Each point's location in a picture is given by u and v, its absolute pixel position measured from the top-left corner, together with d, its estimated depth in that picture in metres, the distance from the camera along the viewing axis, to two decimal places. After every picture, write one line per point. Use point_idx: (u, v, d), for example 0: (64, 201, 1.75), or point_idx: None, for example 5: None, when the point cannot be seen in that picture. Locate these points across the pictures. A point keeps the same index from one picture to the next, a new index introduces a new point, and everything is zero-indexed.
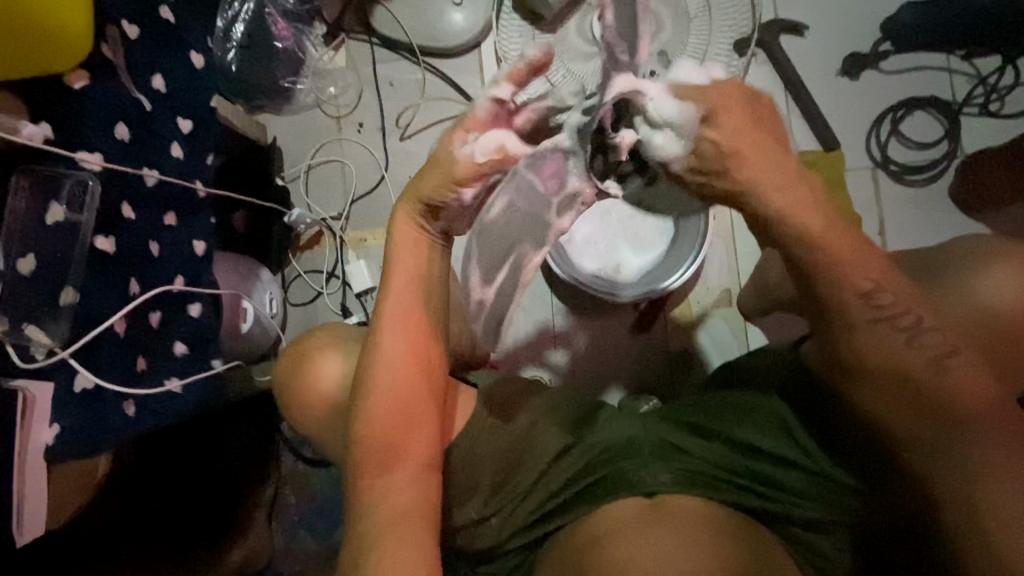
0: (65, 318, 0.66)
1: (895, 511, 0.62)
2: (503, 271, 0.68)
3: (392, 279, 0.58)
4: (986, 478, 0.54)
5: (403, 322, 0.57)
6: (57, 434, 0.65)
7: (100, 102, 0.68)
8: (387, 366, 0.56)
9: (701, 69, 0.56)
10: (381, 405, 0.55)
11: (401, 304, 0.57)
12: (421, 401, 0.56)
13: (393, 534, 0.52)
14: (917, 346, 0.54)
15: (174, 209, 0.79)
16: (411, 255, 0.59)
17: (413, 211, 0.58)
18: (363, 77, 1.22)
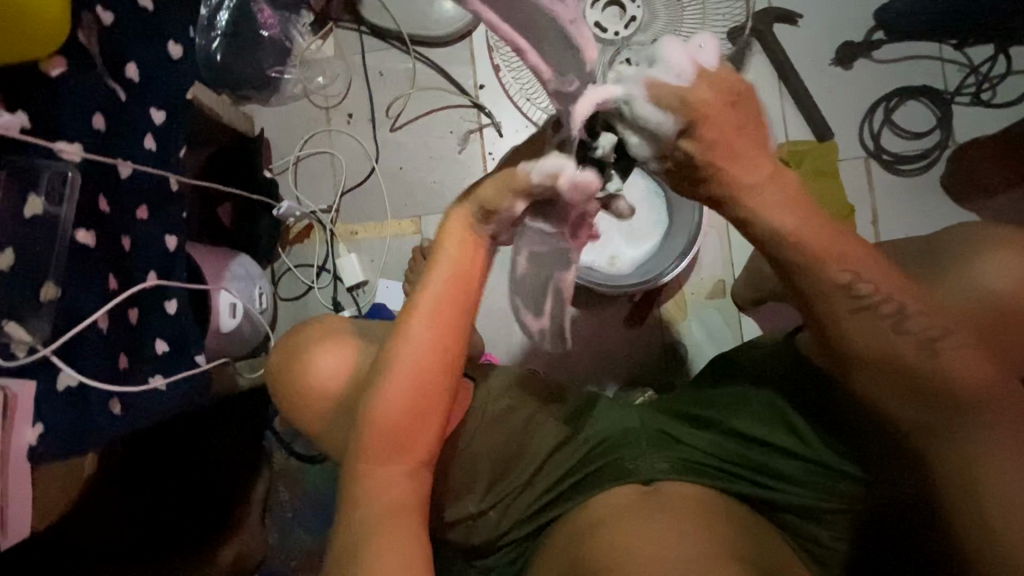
0: (47, 316, 0.64)
1: (897, 505, 0.61)
2: (550, 299, 0.70)
3: (433, 273, 0.54)
4: (989, 462, 0.53)
5: (433, 320, 0.53)
6: (41, 434, 0.62)
7: (79, 91, 0.65)
8: (407, 363, 0.52)
9: (683, 52, 0.46)
10: (390, 400, 0.52)
11: (427, 298, 0.53)
12: (433, 400, 0.53)
13: (385, 530, 0.50)
14: (904, 329, 0.53)
15: (146, 202, 0.76)
16: (457, 253, 0.54)
17: (469, 206, 0.54)
18: (352, 67, 1.19)
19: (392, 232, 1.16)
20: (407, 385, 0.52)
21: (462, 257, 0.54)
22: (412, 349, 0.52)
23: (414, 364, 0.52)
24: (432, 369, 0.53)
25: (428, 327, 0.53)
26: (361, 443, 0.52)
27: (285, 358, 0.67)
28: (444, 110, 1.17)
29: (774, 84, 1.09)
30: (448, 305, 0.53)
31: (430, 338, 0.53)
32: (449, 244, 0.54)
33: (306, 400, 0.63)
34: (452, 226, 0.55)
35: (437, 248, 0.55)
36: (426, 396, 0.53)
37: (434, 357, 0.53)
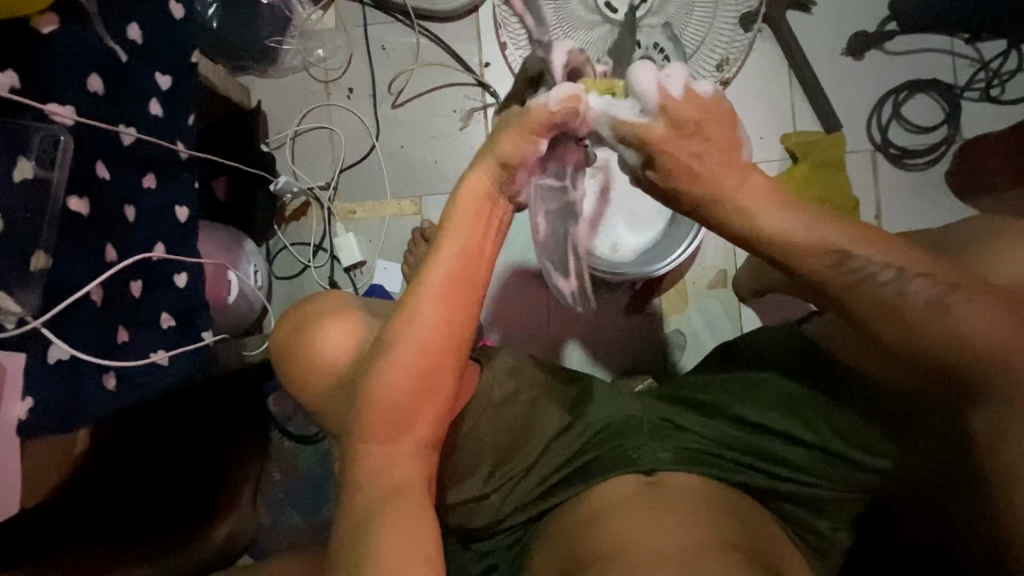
0: (36, 286, 0.61)
1: (923, 481, 0.61)
2: (571, 259, 0.77)
3: (444, 243, 0.53)
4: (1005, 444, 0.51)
5: (443, 293, 0.52)
6: (30, 408, 0.61)
7: (73, 49, 0.62)
8: (414, 338, 0.51)
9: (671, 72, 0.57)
10: (397, 376, 0.51)
11: (442, 268, 0.52)
12: (441, 376, 0.52)
13: (389, 507, 0.50)
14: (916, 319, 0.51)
15: (153, 170, 0.74)
16: (473, 222, 0.53)
17: (490, 170, 0.54)
18: (353, 40, 1.16)
19: (392, 212, 1.14)
20: (415, 363, 0.51)
21: (475, 226, 0.53)
22: (421, 324, 0.51)
23: (425, 340, 0.51)
24: (441, 345, 0.51)
25: (435, 301, 0.51)
26: (364, 419, 0.51)
27: (291, 330, 0.66)
28: (447, 88, 1.14)
29: (783, 72, 1.07)
30: (460, 278, 0.52)
31: (440, 314, 0.51)
32: (463, 211, 0.53)
33: (309, 375, 0.62)
34: (470, 192, 0.54)
35: (450, 218, 0.54)
36: (436, 372, 0.51)
37: (444, 332, 0.51)
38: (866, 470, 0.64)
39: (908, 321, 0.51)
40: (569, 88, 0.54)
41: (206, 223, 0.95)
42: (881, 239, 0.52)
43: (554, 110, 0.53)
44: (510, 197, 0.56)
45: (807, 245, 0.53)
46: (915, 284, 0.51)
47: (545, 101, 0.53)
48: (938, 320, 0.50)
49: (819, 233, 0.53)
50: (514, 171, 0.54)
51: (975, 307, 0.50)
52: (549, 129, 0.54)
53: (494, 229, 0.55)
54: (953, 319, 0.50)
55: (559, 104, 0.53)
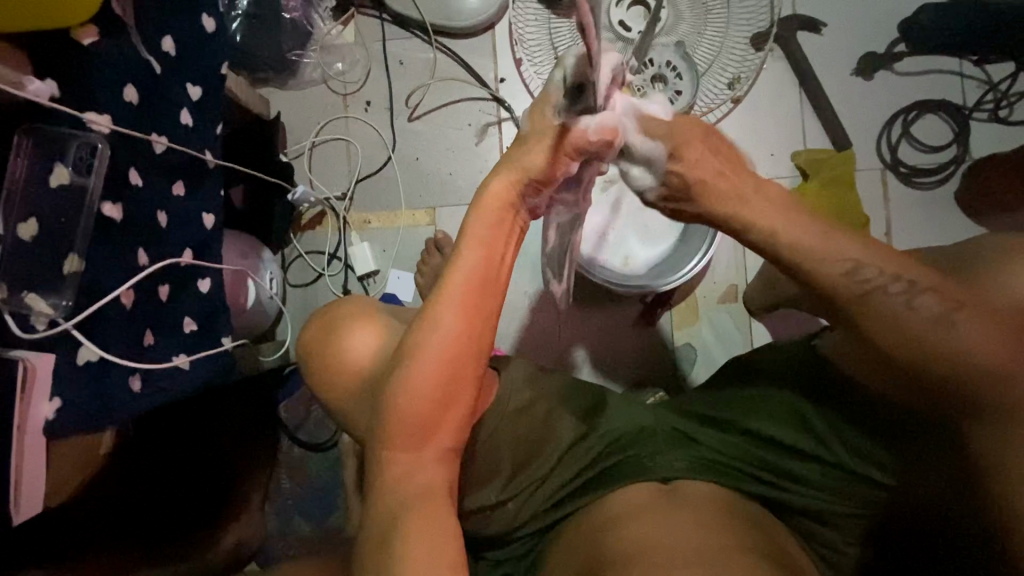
0: (69, 290, 0.62)
1: (926, 508, 0.60)
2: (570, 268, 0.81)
3: (464, 250, 0.54)
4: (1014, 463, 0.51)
5: (463, 301, 0.52)
6: (58, 409, 0.61)
7: (112, 61, 0.64)
8: (434, 346, 0.52)
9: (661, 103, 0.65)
10: (420, 381, 0.51)
11: (465, 276, 0.53)
12: (462, 382, 0.53)
13: (413, 510, 0.51)
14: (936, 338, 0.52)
15: (182, 177, 0.76)
16: (493, 230, 0.54)
17: (515, 181, 0.55)
18: (373, 54, 1.18)
19: (406, 222, 1.15)
20: (437, 369, 0.52)
21: (496, 232, 0.54)
22: (444, 332, 0.52)
23: (447, 347, 0.52)
24: (462, 351, 0.52)
25: (455, 309, 0.52)
26: (388, 424, 0.52)
27: (318, 334, 0.67)
28: (462, 102, 1.16)
29: (793, 91, 1.09)
30: (480, 285, 0.53)
31: (461, 322, 0.52)
32: (482, 218, 0.54)
33: (334, 379, 0.63)
34: (492, 201, 0.55)
35: (467, 225, 0.55)
36: (457, 378, 0.52)
37: (465, 338, 0.52)
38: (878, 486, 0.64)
39: (918, 333, 0.52)
40: (611, 117, 0.57)
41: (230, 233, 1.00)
42: (895, 254, 0.53)
43: (590, 134, 0.55)
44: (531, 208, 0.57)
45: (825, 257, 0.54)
46: (924, 299, 0.52)
47: (584, 124, 0.55)
48: (941, 332, 0.52)
49: (833, 247, 0.54)
50: (540, 183, 0.56)
51: (983, 322, 0.51)
52: (578, 153, 0.57)
53: (515, 236, 0.56)
54: (957, 333, 0.51)
55: (597, 130, 0.56)
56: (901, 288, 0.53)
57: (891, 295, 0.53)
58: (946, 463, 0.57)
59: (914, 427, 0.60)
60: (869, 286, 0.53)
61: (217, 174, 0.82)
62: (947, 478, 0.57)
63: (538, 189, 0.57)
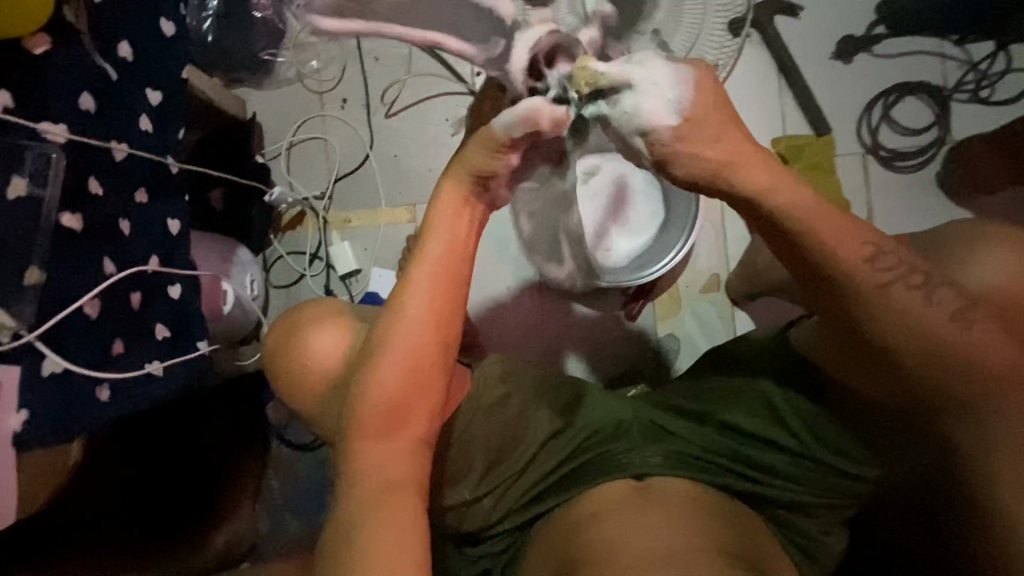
0: (30, 300, 0.62)
1: (907, 484, 0.63)
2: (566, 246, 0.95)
3: (426, 246, 0.53)
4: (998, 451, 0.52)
5: (430, 297, 0.52)
6: (26, 420, 0.62)
7: (66, 69, 0.64)
8: (404, 344, 0.52)
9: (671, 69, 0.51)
10: (387, 376, 0.52)
11: (430, 273, 0.52)
12: (431, 377, 0.52)
13: (380, 506, 0.50)
14: (907, 322, 0.52)
15: (145, 185, 0.75)
16: (451, 221, 0.53)
17: (460, 175, 0.53)
18: (347, 51, 1.17)
19: (386, 220, 1.15)
20: (406, 365, 0.52)
21: (455, 227, 0.53)
22: (410, 326, 0.52)
23: (415, 344, 0.52)
24: (430, 346, 0.52)
25: (423, 303, 0.52)
26: (358, 420, 0.52)
27: (284, 335, 0.67)
28: (440, 97, 1.15)
29: (772, 77, 1.08)
30: (446, 282, 0.53)
31: (427, 317, 0.52)
32: (441, 215, 0.53)
33: (299, 378, 0.63)
34: (446, 198, 0.53)
35: (428, 219, 0.54)
36: (423, 372, 0.52)
37: (432, 332, 0.52)
38: (850, 475, 0.64)
39: (892, 325, 0.52)
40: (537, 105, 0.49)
41: (198, 234, 0.97)
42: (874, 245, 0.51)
43: (514, 137, 0.50)
44: (489, 203, 0.55)
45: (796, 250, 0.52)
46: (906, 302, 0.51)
47: (504, 123, 0.49)
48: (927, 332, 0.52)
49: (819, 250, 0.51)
50: (488, 179, 0.53)
51: (955, 319, 0.51)
52: (515, 147, 0.51)
53: (473, 229, 0.54)
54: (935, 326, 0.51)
55: (521, 126, 0.49)
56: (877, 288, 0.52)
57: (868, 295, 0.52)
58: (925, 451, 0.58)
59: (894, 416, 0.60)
60: (863, 287, 0.52)
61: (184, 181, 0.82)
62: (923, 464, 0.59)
63: (487, 184, 0.53)
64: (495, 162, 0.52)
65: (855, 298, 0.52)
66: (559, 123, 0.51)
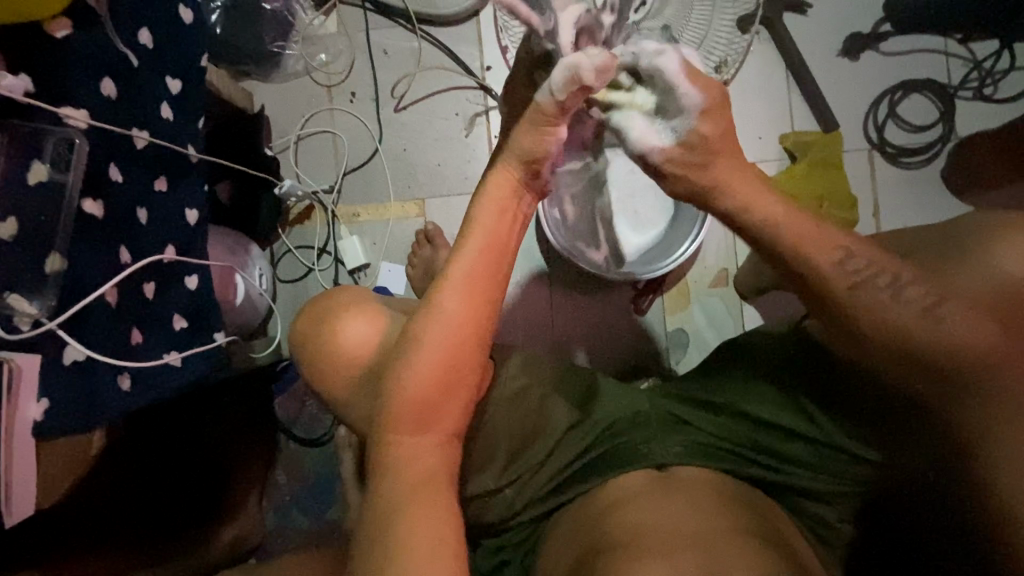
0: (52, 289, 0.61)
1: (902, 482, 0.62)
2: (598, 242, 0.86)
3: (467, 239, 0.53)
4: (998, 433, 0.52)
5: (466, 293, 0.52)
6: (46, 410, 0.61)
7: (86, 54, 0.63)
8: (438, 337, 0.51)
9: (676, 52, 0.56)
10: (416, 371, 0.51)
11: (470, 269, 0.52)
12: (462, 373, 0.52)
13: (415, 499, 0.50)
14: (901, 300, 0.54)
15: (164, 174, 0.75)
16: (497, 216, 0.53)
17: (510, 163, 0.53)
18: (356, 44, 1.17)
19: (395, 214, 1.14)
20: (436, 364, 0.51)
21: (500, 221, 0.53)
22: (445, 322, 0.51)
23: (450, 342, 0.51)
24: (463, 342, 0.52)
25: (457, 298, 0.52)
26: (388, 413, 0.52)
27: (311, 323, 0.67)
28: (450, 92, 1.15)
29: (780, 73, 1.09)
30: (482, 279, 0.52)
31: (462, 311, 0.52)
32: (487, 209, 0.53)
33: (326, 368, 0.62)
34: (495, 192, 0.53)
35: (473, 214, 0.54)
36: (460, 365, 0.52)
37: (468, 329, 0.52)
38: (863, 462, 0.64)
39: (908, 325, 0.54)
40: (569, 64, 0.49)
41: (213, 230, 0.96)
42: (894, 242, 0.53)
43: (560, 101, 0.49)
44: (537, 193, 0.56)
45: (817, 247, 0.55)
46: (910, 291, 0.54)
47: (548, 93, 0.49)
48: (932, 329, 0.53)
49: (821, 236, 0.55)
50: (539, 165, 0.53)
51: (966, 312, 0.52)
52: (563, 115, 0.51)
53: (519, 224, 0.55)
54: (948, 329, 0.53)
55: (562, 87, 0.49)
56: (888, 282, 0.55)
57: (880, 287, 0.55)
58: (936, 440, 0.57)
59: (900, 411, 0.60)
60: (862, 278, 0.55)
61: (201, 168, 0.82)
62: (931, 451, 0.58)
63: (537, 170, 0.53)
64: (546, 140, 0.52)
65: (867, 290, 0.55)
66: (605, 73, 0.50)
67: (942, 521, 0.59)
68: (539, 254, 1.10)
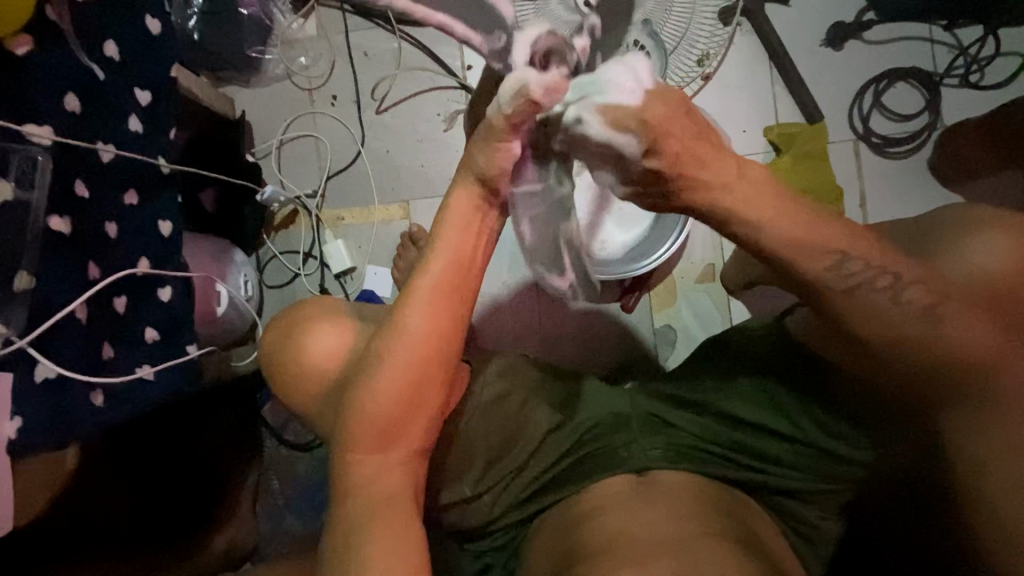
0: (20, 307, 0.62)
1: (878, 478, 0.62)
2: (565, 254, 0.70)
3: (432, 254, 0.52)
4: (993, 440, 0.50)
5: (431, 307, 0.51)
6: (19, 427, 0.62)
7: (49, 67, 0.64)
8: (404, 353, 0.51)
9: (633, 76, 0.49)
10: (381, 389, 0.51)
11: (435, 284, 0.51)
12: (429, 388, 0.52)
13: (376, 517, 0.50)
14: (902, 301, 0.51)
15: (134, 186, 0.73)
16: (460, 230, 0.52)
17: (471, 185, 0.52)
18: (336, 46, 1.16)
19: (380, 217, 1.14)
20: (400, 381, 0.51)
21: (465, 236, 0.52)
22: (408, 339, 0.51)
23: (416, 357, 0.51)
24: (427, 359, 0.51)
25: (422, 312, 0.51)
26: (352, 430, 0.52)
27: (281, 333, 0.67)
28: (431, 92, 1.14)
29: (763, 64, 1.08)
30: (447, 292, 0.52)
31: (427, 327, 0.51)
32: (449, 224, 0.52)
33: (295, 381, 0.62)
34: (456, 210, 0.52)
35: (438, 228, 0.53)
36: (424, 380, 0.52)
37: (432, 343, 0.51)
38: (840, 458, 0.64)
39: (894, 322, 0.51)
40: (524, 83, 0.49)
41: (189, 235, 0.96)
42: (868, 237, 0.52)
43: (509, 116, 0.48)
44: (501, 207, 0.54)
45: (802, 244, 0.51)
46: (911, 292, 0.50)
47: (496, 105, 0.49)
48: (929, 328, 0.51)
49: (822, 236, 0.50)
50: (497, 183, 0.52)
51: (960, 309, 0.50)
52: (514, 130, 0.49)
53: (485, 239, 0.54)
54: (946, 329, 0.50)
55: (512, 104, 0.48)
56: (889, 283, 0.51)
57: (877, 288, 0.51)
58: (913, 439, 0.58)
59: (880, 408, 0.60)
60: (854, 280, 0.51)
61: (176, 180, 0.78)
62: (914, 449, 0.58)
63: (497, 189, 0.52)
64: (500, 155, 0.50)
65: (839, 295, 0.51)
66: (554, 92, 0.49)
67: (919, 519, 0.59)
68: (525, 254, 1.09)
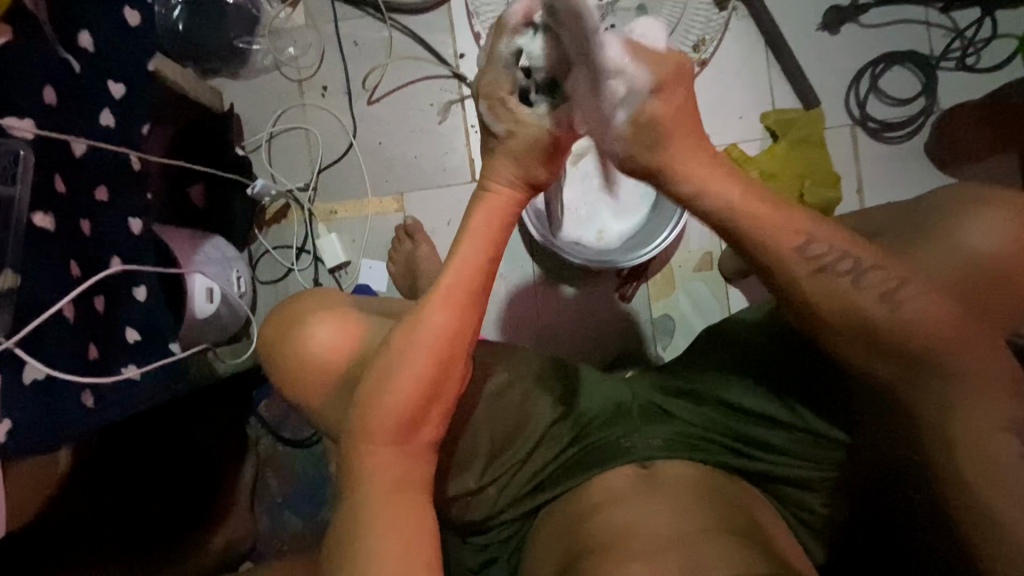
0: (7, 306, 0.60)
1: (876, 467, 0.61)
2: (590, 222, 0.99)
3: (455, 250, 0.52)
4: (959, 413, 0.51)
5: (449, 302, 0.51)
6: (9, 430, 0.59)
7: (27, 59, 0.61)
8: (418, 348, 0.50)
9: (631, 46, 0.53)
10: (399, 383, 0.50)
11: (457, 278, 0.51)
12: (447, 382, 0.51)
13: (388, 508, 0.50)
14: (862, 285, 0.52)
15: (105, 182, 0.72)
16: (486, 228, 0.52)
17: (513, 186, 0.53)
18: (325, 36, 1.13)
19: (374, 210, 1.12)
20: (416, 376, 0.50)
21: (490, 232, 0.52)
22: (427, 332, 0.50)
23: (428, 352, 0.50)
24: (444, 354, 0.51)
25: (440, 308, 0.51)
26: (364, 422, 0.50)
27: (279, 328, 0.65)
28: (423, 82, 1.12)
29: (760, 50, 1.07)
30: (466, 289, 0.51)
31: (443, 323, 0.51)
32: (477, 225, 0.53)
33: (297, 373, 0.61)
34: (491, 202, 0.53)
35: (466, 224, 0.53)
36: (441, 373, 0.51)
37: (445, 339, 0.50)
38: (837, 446, 0.63)
39: (901, 306, 0.52)
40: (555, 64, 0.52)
41: (163, 225, 0.92)
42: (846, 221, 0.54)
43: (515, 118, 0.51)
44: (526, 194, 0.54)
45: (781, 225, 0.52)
46: (870, 275, 0.52)
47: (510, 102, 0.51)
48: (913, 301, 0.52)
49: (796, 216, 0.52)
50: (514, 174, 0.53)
51: (923, 288, 0.52)
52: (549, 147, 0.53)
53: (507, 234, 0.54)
54: (912, 306, 0.51)
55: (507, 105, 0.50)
56: (872, 254, 0.53)
57: (865, 258, 0.53)
58: (893, 430, 0.56)
59: (869, 404, 0.58)
60: (822, 263, 0.53)
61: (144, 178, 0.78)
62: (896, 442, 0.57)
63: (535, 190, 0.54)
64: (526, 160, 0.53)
65: (829, 276, 0.53)
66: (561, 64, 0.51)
67: (909, 507, 0.59)
68: (521, 245, 1.08)
